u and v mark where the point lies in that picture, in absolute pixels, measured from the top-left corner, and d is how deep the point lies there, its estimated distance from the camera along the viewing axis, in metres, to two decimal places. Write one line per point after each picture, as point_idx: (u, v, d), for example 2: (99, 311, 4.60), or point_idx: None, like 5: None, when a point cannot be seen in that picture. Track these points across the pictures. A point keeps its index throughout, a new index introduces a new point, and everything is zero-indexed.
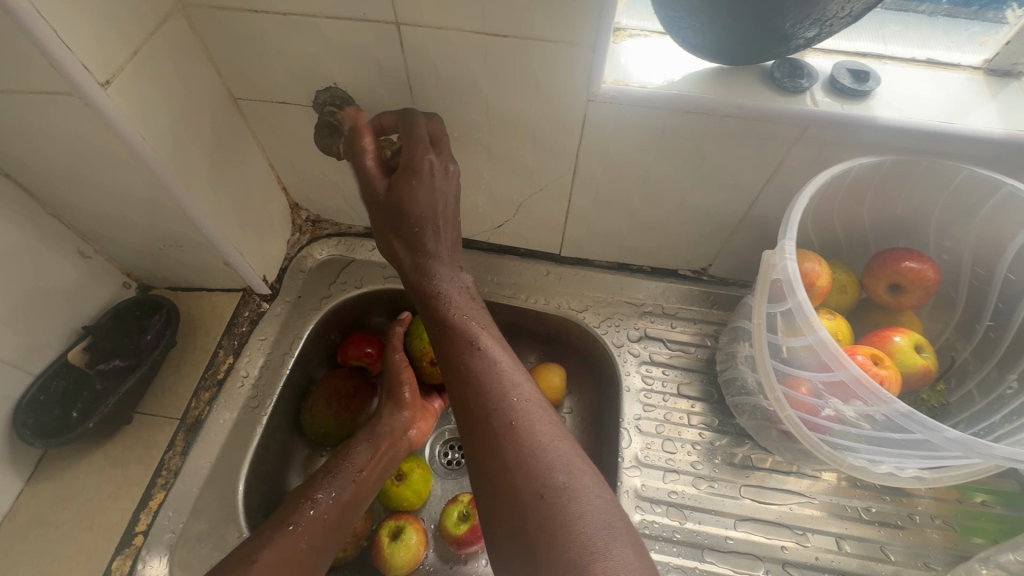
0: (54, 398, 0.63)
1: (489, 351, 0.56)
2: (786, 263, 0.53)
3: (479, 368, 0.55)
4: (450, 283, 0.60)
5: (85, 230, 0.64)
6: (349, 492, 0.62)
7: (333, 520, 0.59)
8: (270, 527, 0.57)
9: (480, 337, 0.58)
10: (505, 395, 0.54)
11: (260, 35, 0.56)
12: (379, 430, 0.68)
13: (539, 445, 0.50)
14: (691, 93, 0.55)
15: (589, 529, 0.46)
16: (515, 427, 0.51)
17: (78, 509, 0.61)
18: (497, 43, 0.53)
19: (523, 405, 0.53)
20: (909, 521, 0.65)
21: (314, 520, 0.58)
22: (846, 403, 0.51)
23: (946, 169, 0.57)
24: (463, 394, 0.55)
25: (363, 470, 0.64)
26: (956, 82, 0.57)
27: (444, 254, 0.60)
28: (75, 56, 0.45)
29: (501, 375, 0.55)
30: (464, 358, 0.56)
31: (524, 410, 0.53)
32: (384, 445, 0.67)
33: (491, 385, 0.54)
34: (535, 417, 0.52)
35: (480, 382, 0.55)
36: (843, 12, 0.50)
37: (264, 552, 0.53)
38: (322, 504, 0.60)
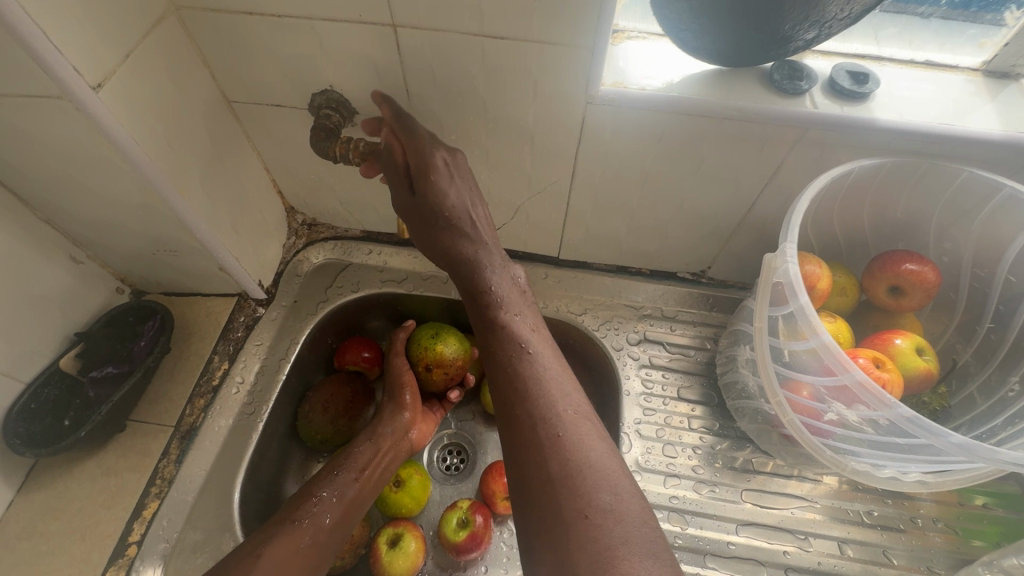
0: (45, 406, 0.62)
1: (536, 358, 0.56)
2: (788, 266, 0.52)
3: (528, 371, 0.55)
4: (501, 278, 0.60)
5: (77, 235, 0.63)
6: (352, 491, 0.61)
7: (337, 517, 0.59)
8: (272, 524, 0.56)
9: (530, 341, 0.57)
10: (551, 405, 0.52)
11: (254, 37, 0.56)
12: (381, 430, 0.67)
13: (586, 458, 0.49)
14: (691, 95, 0.55)
15: (633, 556, 0.43)
16: (562, 439, 0.50)
17: (70, 519, 0.60)
18: (495, 45, 0.53)
19: (568, 415, 0.52)
20: (911, 524, 0.65)
21: (318, 518, 0.58)
22: (848, 408, 0.50)
23: (945, 171, 0.57)
24: (510, 399, 0.54)
25: (365, 469, 0.64)
26: (955, 83, 0.57)
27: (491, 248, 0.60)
28: (65, 59, 0.44)
29: (551, 382, 0.54)
30: (513, 360, 0.56)
31: (570, 422, 0.51)
32: (385, 445, 0.66)
33: (539, 392, 0.53)
34: (584, 432, 0.51)
35: (528, 386, 0.54)
36: (842, 13, 0.49)
37: (269, 548, 0.53)
38: (325, 502, 0.59)
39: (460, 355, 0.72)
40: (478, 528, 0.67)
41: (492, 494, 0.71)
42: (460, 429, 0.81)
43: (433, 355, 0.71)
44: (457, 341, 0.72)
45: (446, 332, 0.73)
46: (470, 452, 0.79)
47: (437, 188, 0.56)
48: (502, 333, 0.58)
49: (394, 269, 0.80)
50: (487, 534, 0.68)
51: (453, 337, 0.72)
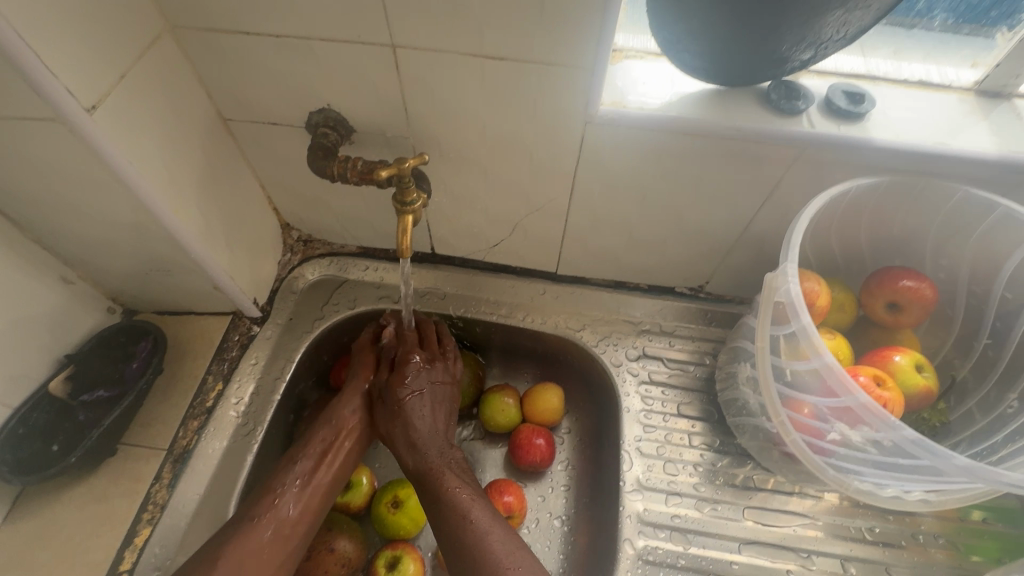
0: (34, 431, 0.60)
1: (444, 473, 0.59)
2: (788, 286, 0.53)
3: (467, 530, 0.55)
4: (419, 410, 0.64)
5: (68, 255, 0.62)
6: (316, 478, 0.60)
7: (300, 508, 0.58)
8: (233, 523, 0.55)
9: (465, 496, 0.57)
10: (451, 499, 0.57)
11: (251, 56, 0.55)
12: (341, 413, 0.65)
13: (486, 547, 0.53)
14: (689, 114, 0.55)
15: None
16: (464, 529, 0.55)
17: (59, 547, 0.58)
18: (494, 66, 0.53)
19: (498, 543, 0.53)
20: (913, 541, 0.65)
21: (281, 512, 0.57)
22: (852, 428, 0.50)
23: (941, 190, 0.57)
24: (458, 554, 0.54)
25: (327, 454, 0.62)
26: (948, 103, 0.58)
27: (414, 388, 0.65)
28: (58, 80, 0.43)
29: (491, 541, 0.53)
30: (451, 519, 0.56)
31: (518, 572, 0.51)
32: (348, 428, 0.64)
33: (477, 548, 0.53)
34: (479, 516, 0.56)
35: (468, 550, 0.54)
36: (838, 35, 0.50)
37: (229, 546, 0.53)
38: (288, 493, 0.58)
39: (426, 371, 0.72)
40: None
41: None
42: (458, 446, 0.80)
43: None
44: None
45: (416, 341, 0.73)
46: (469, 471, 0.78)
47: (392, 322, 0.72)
48: (440, 496, 0.58)
49: (391, 286, 0.79)
50: None
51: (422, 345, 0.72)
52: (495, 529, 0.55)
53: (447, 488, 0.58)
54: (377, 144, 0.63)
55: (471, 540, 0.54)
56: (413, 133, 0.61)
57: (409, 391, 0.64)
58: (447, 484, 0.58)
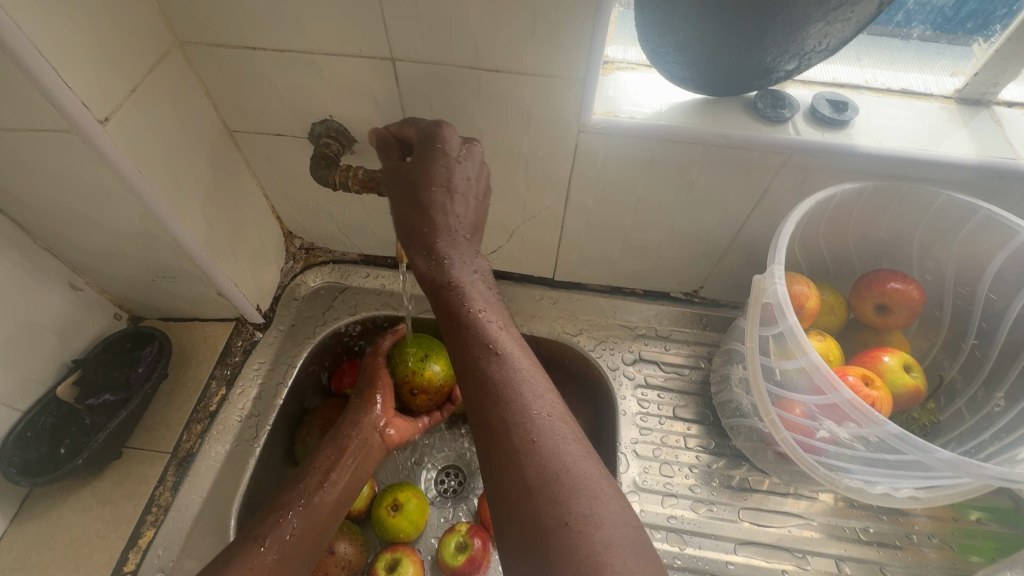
0: (41, 433, 0.61)
1: (466, 274, 0.53)
2: (775, 287, 0.54)
3: (500, 381, 0.49)
4: (449, 215, 0.52)
5: (77, 262, 0.64)
6: (318, 498, 0.61)
7: (304, 524, 0.58)
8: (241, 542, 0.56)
9: (500, 338, 0.52)
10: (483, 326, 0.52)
11: (257, 70, 0.58)
12: (346, 433, 0.65)
13: (522, 388, 0.49)
14: (678, 123, 0.57)
15: (616, 561, 0.41)
16: (498, 368, 0.50)
17: (64, 549, 0.59)
18: (490, 77, 0.55)
19: (531, 381, 0.50)
20: (907, 541, 0.65)
21: (284, 530, 0.57)
22: (839, 425, 0.51)
23: (924, 195, 0.59)
24: (483, 402, 0.49)
25: (329, 472, 0.62)
26: (930, 110, 0.60)
27: (449, 196, 0.52)
28: (73, 93, 0.45)
29: (522, 397, 0.49)
30: (481, 361, 0.51)
31: (547, 422, 0.48)
32: (350, 445, 0.65)
33: (513, 399, 0.49)
34: (512, 349, 0.52)
35: (506, 389, 0.49)
36: (820, 46, 0.52)
37: (232, 561, 0.54)
38: (291, 510, 0.59)
39: (448, 379, 0.71)
40: (476, 551, 0.67)
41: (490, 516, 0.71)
42: (457, 450, 0.81)
43: (421, 378, 0.68)
44: (445, 362, 0.70)
45: (435, 353, 0.70)
46: (467, 475, 0.79)
47: (427, 162, 0.52)
48: (473, 345, 0.51)
49: (392, 293, 0.80)
50: (486, 557, 0.68)
51: (441, 358, 0.70)
52: (531, 382, 0.50)
53: (480, 325, 0.52)
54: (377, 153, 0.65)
55: (502, 390, 0.49)
56: None
57: (451, 219, 0.53)
58: (481, 324, 0.52)
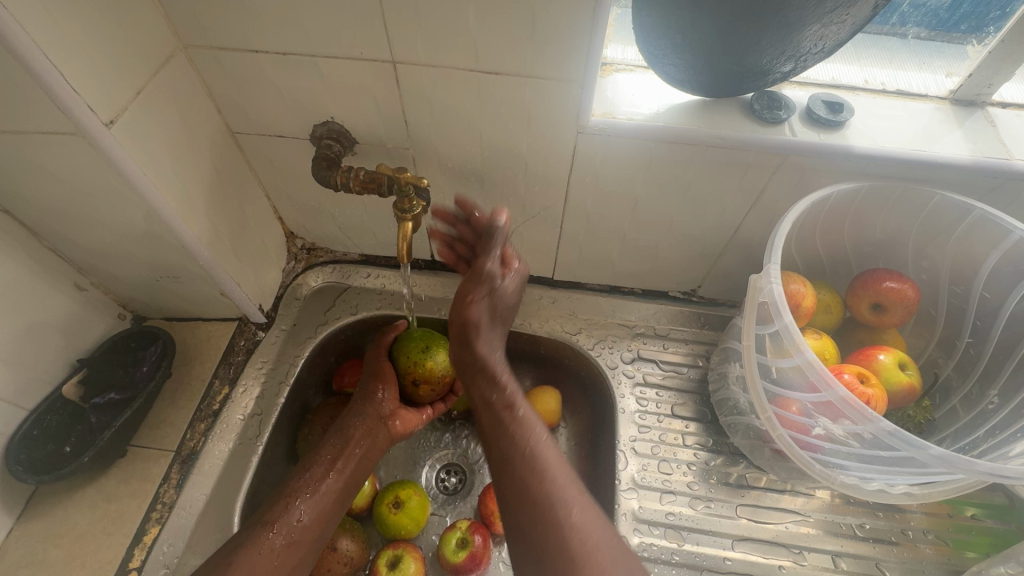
0: (46, 432, 0.62)
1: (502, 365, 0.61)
2: (772, 286, 0.54)
3: (537, 464, 0.54)
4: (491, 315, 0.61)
5: (82, 263, 0.65)
6: (325, 485, 0.62)
7: (310, 513, 0.59)
8: (249, 529, 0.57)
9: (529, 420, 0.57)
10: (515, 411, 0.58)
11: (259, 72, 0.58)
12: (351, 425, 0.66)
13: (548, 464, 0.55)
14: (676, 124, 0.58)
15: None
16: (529, 447, 0.55)
17: (70, 546, 0.60)
18: (490, 79, 0.55)
19: (556, 461, 0.55)
20: (903, 537, 0.66)
21: (291, 519, 0.58)
22: (834, 422, 0.52)
23: (919, 195, 0.60)
24: (515, 473, 0.54)
25: (336, 462, 0.64)
26: (925, 111, 0.60)
27: (494, 297, 0.61)
28: (79, 96, 0.46)
29: (558, 476, 0.54)
30: (513, 438, 0.56)
31: (579, 499, 0.53)
32: (355, 437, 0.66)
33: (541, 472, 0.54)
34: (538, 429, 0.57)
35: (533, 462, 0.54)
36: (816, 48, 0.53)
37: (240, 549, 0.55)
38: (297, 499, 0.60)
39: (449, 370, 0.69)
40: (476, 548, 0.68)
41: (491, 514, 0.72)
42: (458, 448, 0.82)
43: (423, 370, 0.67)
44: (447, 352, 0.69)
45: (436, 344, 0.68)
46: (468, 473, 0.80)
47: (484, 263, 0.60)
48: (510, 429, 0.57)
49: (392, 293, 0.81)
50: (486, 554, 0.69)
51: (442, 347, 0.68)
52: (560, 464, 0.55)
53: (512, 408, 0.58)
54: (379, 155, 0.66)
55: (540, 470, 0.54)
56: (413, 143, 0.64)
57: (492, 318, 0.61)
58: (514, 407, 0.58)
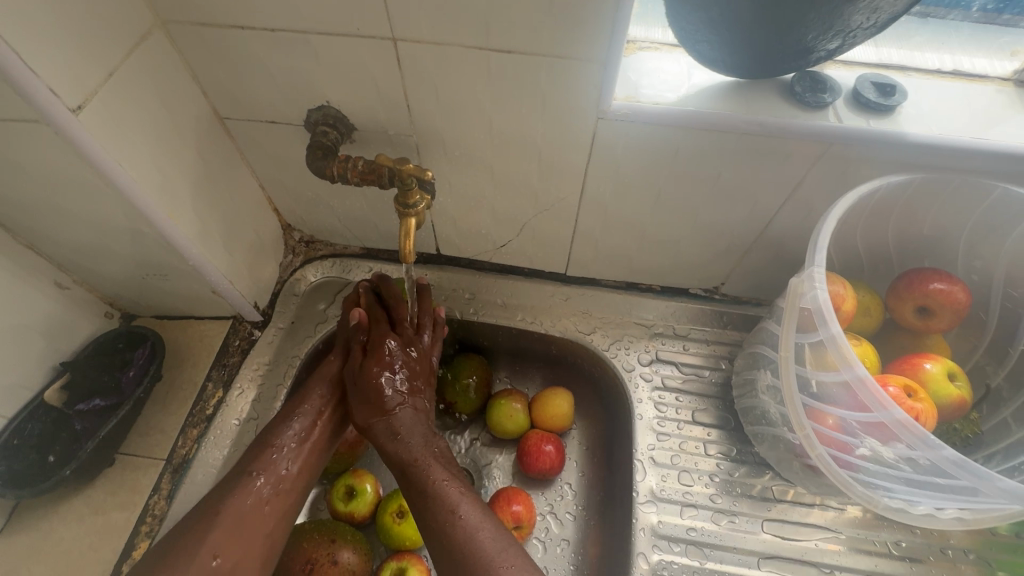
0: (28, 440, 0.59)
1: (410, 434, 0.59)
2: (816, 292, 0.50)
3: (461, 543, 0.50)
4: (394, 392, 0.60)
5: (63, 260, 0.61)
6: (312, 436, 0.61)
7: (299, 464, 0.59)
8: (231, 479, 0.56)
9: (447, 488, 0.54)
10: (433, 481, 0.55)
11: (247, 51, 0.53)
12: (335, 371, 0.65)
13: (477, 537, 0.50)
14: (706, 109, 0.52)
15: None
16: (454, 520, 0.52)
17: (55, 561, 0.57)
18: (501, 59, 0.50)
19: (475, 523, 0.52)
20: (941, 556, 0.62)
21: (279, 468, 0.57)
22: (884, 445, 0.48)
23: (977, 188, 0.54)
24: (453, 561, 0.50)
25: (325, 411, 0.62)
26: (985, 95, 0.54)
27: (392, 368, 0.62)
28: (40, 80, 0.41)
29: (486, 546, 0.50)
30: (440, 518, 0.52)
31: (514, 574, 0.48)
32: (343, 385, 0.65)
33: (465, 538, 0.50)
34: (455, 494, 0.53)
35: (458, 536, 0.51)
36: (868, 23, 0.47)
37: (230, 502, 0.54)
38: (286, 449, 0.59)
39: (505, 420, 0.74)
40: None
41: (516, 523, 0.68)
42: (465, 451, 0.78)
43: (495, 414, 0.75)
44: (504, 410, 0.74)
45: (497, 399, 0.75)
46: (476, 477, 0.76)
47: (375, 368, 0.61)
48: (433, 504, 0.53)
49: None
50: None
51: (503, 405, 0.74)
52: (486, 532, 0.51)
53: (427, 475, 0.55)
54: (379, 142, 0.61)
55: (462, 545, 0.50)
56: (416, 130, 0.58)
57: (393, 376, 0.61)
58: (433, 479, 0.55)
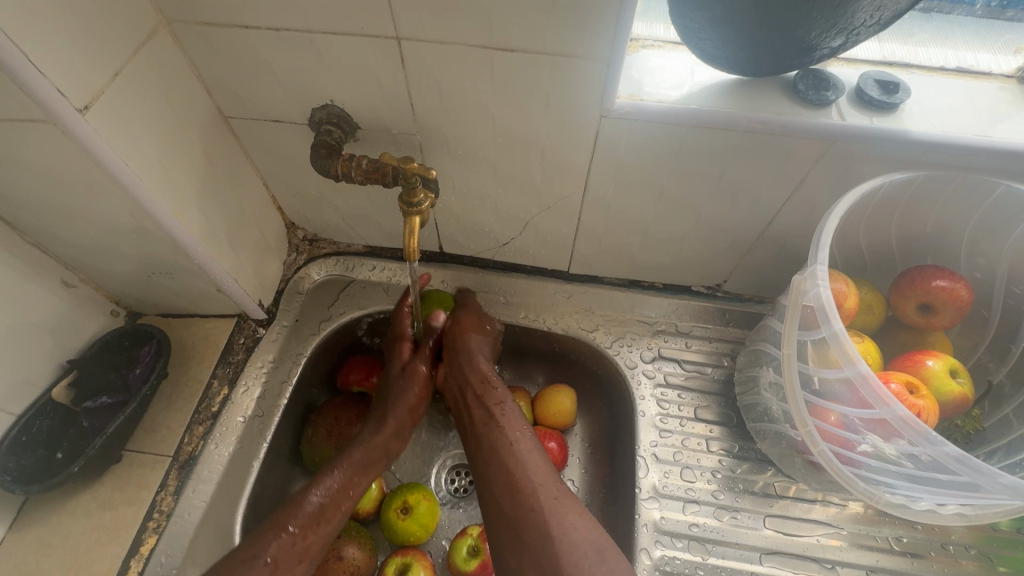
0: (37, 437, 0.59)
1: (482, 365, 0.67)
2: (818, 290, 0.51)
3: (519, 454, 0.59)
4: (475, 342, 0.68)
5: (68, 259, 0.61)
6: (333, 518, 0.58)
7: (314, 547, 0.56)
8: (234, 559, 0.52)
9: (507, 410, 0.64)
10: (496, 402, 0.64)
11: (251, 51, 0.53)
12: (378, 447, 0.63)
13: (527, 452, 0.59)
14: (709, 106, 0.52)
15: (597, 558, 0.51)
16: (510, 440, 0.60)
17: (63, 557, 0.57)
18: (505, 57, 0.50)
19: (526, 439, 0.61)
20: (942, 552, 0.62)
21: (293, 554, 0.54)
22: (886, 441, 0.49)
23: (979, 185, 0.54)
24: (502, 464, 0.59)
25: (353, 490, 0.60)
26: (988, 92, 0.54)
27: (473, 348, 0.68)
28: (47, 80, 0.41)
29: (531, 457, 0.59)
30: (497, 432, 0.62)
31: (555, 484, 0.57)
32: (379, 461, 0.63)
33: (512, 449, 0.59)
34: (514, 420, 0.62)
35: (512, 447, 0.60)
36: (872, 20, 0.47)
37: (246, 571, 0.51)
38: (311, 534, 0.56)
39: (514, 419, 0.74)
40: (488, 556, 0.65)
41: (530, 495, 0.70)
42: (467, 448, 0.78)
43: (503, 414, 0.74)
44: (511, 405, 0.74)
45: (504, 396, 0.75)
46: None
47: (462, 342, 0.68)
48: (491, 421, 0.63)
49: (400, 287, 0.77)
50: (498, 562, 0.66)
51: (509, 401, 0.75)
52: (537, 461, 0.58)
53: (490, 395, 0.65)
54: (383, 140, 0.61)
55: (515, 465, 0.58)
56: (420, 129, 0.59)
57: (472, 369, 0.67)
58: (496, 401, 0.64)
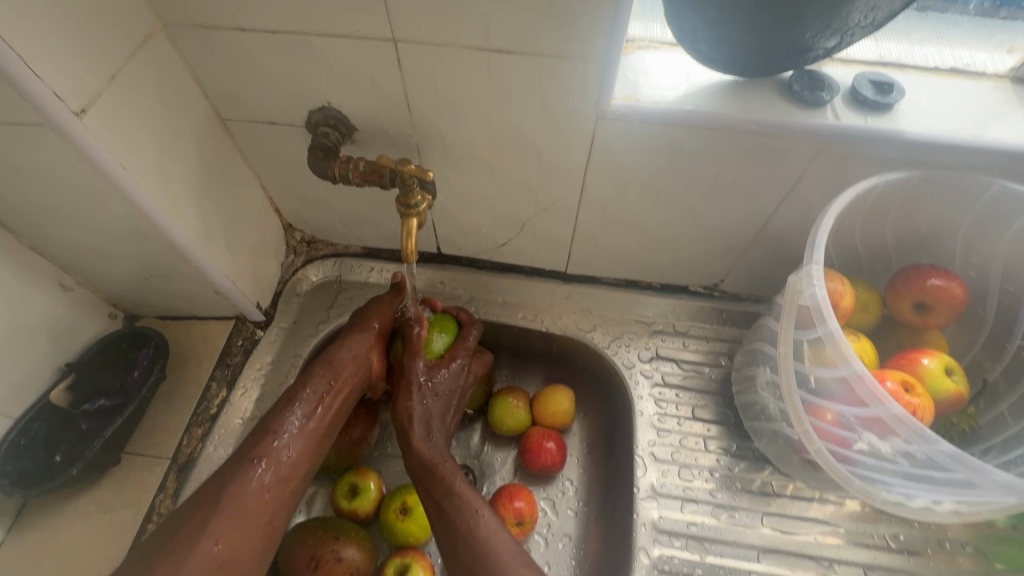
0: (35, 441, 0.59)
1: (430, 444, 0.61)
2: (814, 289, 0.51)
3: (481, 543, 0.55)
4: (419, 404, 0.63)
5: (66, 262, 0.61)
6: (312, 423, 0.58)
7: (299, 453, 0.57)
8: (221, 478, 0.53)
9: (465, 491, 0.58)
10: (450, 484, 0.59)
11: (248, 54, 0.53)
12: (341, 360, 0.62)
13: (494, 545, 0.55)
14: (705, 107, 0.52)
15: None
16: (472, 530, 0.56)
17: (63, 560, 0.58)
18: (501, 59, 0.50)
19: (489, 523, 0.56)
20: (939, 549, 0.62)
21: (279, 455, 0.55)
22: (882, 439, 0.49)
23: (973, 184, 0.54)
24: (467, 562, 0.54)
25: (325, 396, 0.60)
26: (982, 91, 0.55)
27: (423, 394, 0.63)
28: (45, 85, 0.41)
29: (500, 548, 0.54)
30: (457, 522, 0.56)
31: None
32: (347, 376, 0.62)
33: (475, 543, 0.55)
34: (475, 503, 0.57)
35: (475, 539, 0.55)
36: (865, 21, 0.47)
37: (227, 503, 0.51)
38: (287, 442, 0.56)
39: (513, 421, 0.74)
40: None
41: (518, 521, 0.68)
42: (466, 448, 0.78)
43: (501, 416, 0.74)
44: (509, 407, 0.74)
45: (502, 398, 0.75)
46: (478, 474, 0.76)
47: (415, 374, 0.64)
48: (451, 509, 0.57)
49: None
50: None
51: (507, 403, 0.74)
52: (505, 546, 0.55)
53: (447, 477, 0.59)
54: (380, 142, 0.61)
55: (480, 556, 0.54)
56: (417, 131, 0.59)
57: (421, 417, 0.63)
58: (452, 484, 0.58)
